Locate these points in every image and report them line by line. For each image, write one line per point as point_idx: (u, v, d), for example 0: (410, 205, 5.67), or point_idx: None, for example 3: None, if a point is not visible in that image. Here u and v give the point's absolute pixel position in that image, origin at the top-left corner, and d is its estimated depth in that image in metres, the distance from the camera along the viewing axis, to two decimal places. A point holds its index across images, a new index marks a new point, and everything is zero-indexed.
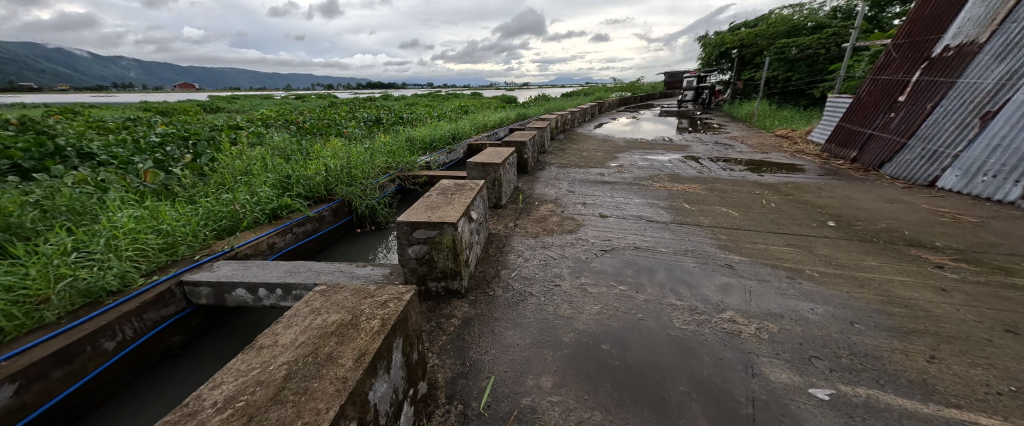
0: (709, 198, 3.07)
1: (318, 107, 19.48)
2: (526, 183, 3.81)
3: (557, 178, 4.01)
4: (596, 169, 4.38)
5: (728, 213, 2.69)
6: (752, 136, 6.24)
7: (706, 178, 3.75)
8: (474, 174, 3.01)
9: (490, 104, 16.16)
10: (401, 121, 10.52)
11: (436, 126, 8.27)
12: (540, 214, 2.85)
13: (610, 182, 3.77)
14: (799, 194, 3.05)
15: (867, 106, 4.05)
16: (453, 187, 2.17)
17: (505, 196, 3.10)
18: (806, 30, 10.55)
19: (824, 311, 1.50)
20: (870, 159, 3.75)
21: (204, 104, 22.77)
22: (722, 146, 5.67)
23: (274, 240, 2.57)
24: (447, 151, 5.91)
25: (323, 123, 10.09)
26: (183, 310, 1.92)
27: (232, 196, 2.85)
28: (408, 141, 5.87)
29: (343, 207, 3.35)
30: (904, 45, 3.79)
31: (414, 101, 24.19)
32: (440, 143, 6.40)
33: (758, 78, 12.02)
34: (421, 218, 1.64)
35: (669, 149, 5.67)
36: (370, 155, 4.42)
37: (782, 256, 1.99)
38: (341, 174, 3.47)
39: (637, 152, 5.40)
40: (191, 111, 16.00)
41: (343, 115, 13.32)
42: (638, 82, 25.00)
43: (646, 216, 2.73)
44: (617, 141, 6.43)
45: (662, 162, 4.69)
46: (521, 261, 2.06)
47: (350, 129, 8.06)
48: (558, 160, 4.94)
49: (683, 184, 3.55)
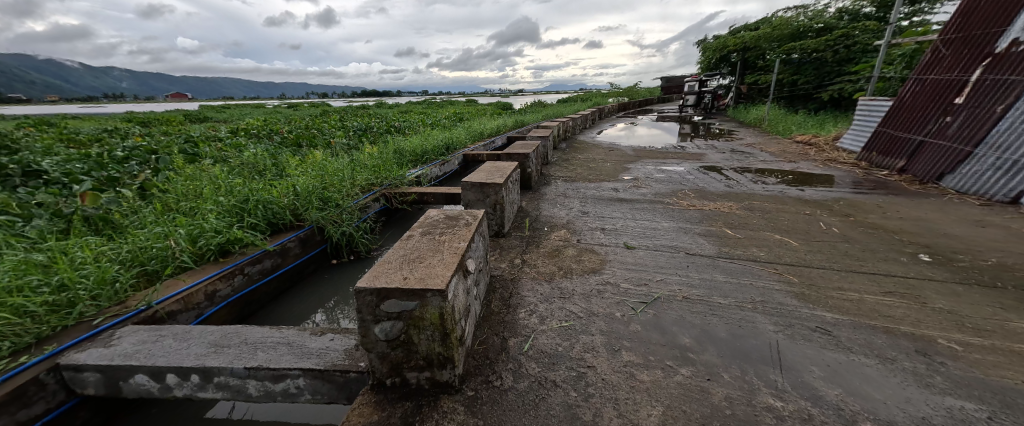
0: (752, 221, 2.57)
1: (310, 116, 19.04)
2: (531, 203, 3.29)
3: (566, 195, 3.49)
4: (609, 184, 3.89)
5: (785, 243, 2.18)
6: (770, 143, 5.81)
7: (738, 194, 3.25)
8: (471, 197, 2.48)
9: (486, 111, 15.76)
10: (395, 130, 10.04)
11: (429, 135, 7.77)
12: (552, 246, 2.33)
13: (628, 200, 3.26)
14: (859, 215, 2.55)
15: (914, 109, 3.61)
16: (442, 222, 1.65)
17: (508, 222, 2.59)
18: (813, 32, 10.26)
19: (1014, 424, 0.96)
20: (926, 170, 3.29)
21: (193, 114, 22.34)
22: (741, 155, 5.20)
23: (216, 287, 2.02)
24: (440, 164, 5.40)
25: (312, 132, 9.56)
26: (62, 405, 1.38)
27: (170, 228, 2.29)
28: (398, 154, 5.35)
29: (316, 235, 2.83)
30: (957, 41, 3.36)
31: (409, 108, 23.85)
32: (433, 155, 5.88)
33: (764, 82, 11.72)
34: (392, 282, 1.10)
35: (684, 158, 5.20)
36: (351, 170, 3.89)
37: (888, 312, 1.47)
38: (312, 196, 2.91)
39: (649, 162, 4.92)
40: (177, 122, 15.39)
41: (333, 124, 12.82)
42: (635, 88, 24.79)
43: (683, 248, 2.21)
44: (624, 150, 5.97)
45: (680, 174, 4.21)
46: (536, 324, 1.53)
47: (338, 140, 7.55)
48: (564, 173, 4.44)
49: (714, 202, 3.05)
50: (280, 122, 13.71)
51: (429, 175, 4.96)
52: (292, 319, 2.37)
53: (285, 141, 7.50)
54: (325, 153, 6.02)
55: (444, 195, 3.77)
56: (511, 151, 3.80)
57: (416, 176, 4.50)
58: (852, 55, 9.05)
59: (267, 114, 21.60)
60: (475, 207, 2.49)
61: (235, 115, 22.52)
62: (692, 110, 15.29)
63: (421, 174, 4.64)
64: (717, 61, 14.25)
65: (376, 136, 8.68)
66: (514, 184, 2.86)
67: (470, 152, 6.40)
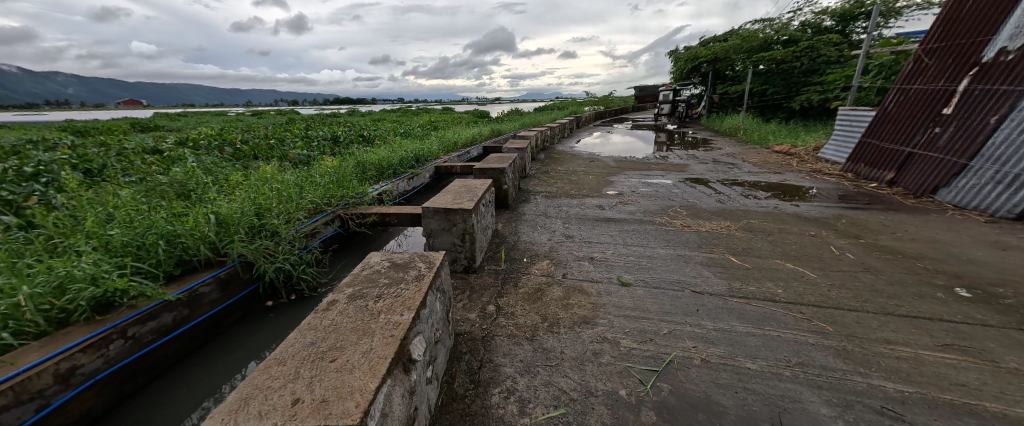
0: (757, 246, 2.27)
1: (273, 125, 17.98)
2: (509, 225, 2.90)
3: (548, 216, 3.12)
4: (593, 200, 3.56)
5: (801, 275, 1.88)
6: (750, 153, 5.73)
7: (731, 212, 3.00)
8: (433, 225, 2.05)
9: (462, 120, 15.36)
10: (364, 140, 9.45)
11: (398, 145, 7.26)
12: (533, 285, 1.93)
13: (616, 220, 2.93)
14: (869, 236, 2.32)
15: (900, 120, 3.52)
16: (384, 274, 1.21)
17: (480, 254, 2.17)
18: (778, 44, 10.61)
19: None
20: (918, 183, 3.16)
21: (141, 121, 20.60)
22: (725, 166, 5.04)
23: (76, 362, 1.47)
24: (408, 177, 4.94)
25: (271, 143, 8.79)
26: None
27: (26, 277, 1.71)
28: (359, 168, 4.84)
29: (245, 272, 2.31)
30: (940, 50, 3.31)
31: (382, 116, 23.15)
32: (401, 168, 5.39)
33: (734, 92, 12.03)
34: (269, 413, 0.66)
35: (667, 170, 4.98)
36: (299, 191, 3.37)
37: (960, 378, 1.15)
38: (239, 225, 2.40)
39: (633, 175, 4.66)
40: (123, 132, 14.02)
41: (296, 133, 12.01)
42: (610, 97, 25.18)
43: (687, 284, 1.87)
44: (605, 161, 5.71)
45: (667, 187, 3.96)
46: (513, 417, 1.10)
47: (297, 152, 6.94)
48: (544, 188, 4.09)
49: (710, 221, 2.76)
50: (239, 131, 12.73)
51: (395, 190, 4.49)
52: (197, 390, 1.84)
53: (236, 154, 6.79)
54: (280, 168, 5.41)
55: (409, 215, 3.32)
56: (485, 165, 3.40)
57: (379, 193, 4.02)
58: (817, 66, 9.37)
59: (226, 123, 20.16)
60: (440, 238, 2.06)
61: (190, 123, 21.00)
62: (666, 119, 15.54)
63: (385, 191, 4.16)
64: (688, 71, 14.56)
65: (342, 147, 8.07)
66: (488, 206, 2.45)
67: (443, 164, 5.96)
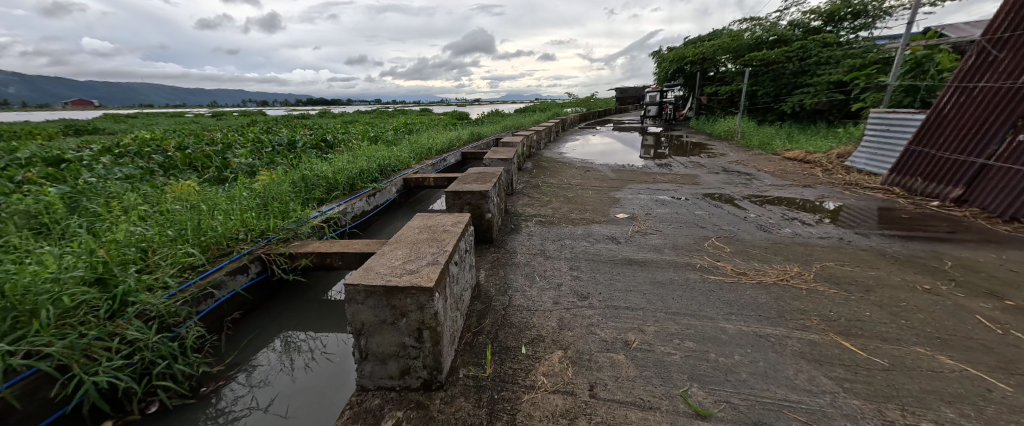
0: (868, 316, 1.52)
1: (230, 127, 16.44)
2: (495, 277, 2.06)
3: (547, 257, 2.30)
4: (602, 230, 2.78)
5: (991, 389, 1.12)
6: (761, 162, 5.15)
7: (788, 247, 2.27)
8: (365, 316, 1.17)
9: (439, 122, 14.40)
10: (325, 147, 8.37)
11: (362, 153, 6.29)
12: (544, 421, 1.09)
13: (641, 263, 2.15)
14: (1011, 293, 1.62)
15: (964, 125, 2.95)
16: None
17: (450, 351, 1.32)
18: (767, 44, 10.29)
19: None
20: (1000, 202, 2.57)
21: (77, 123, 18.51)
22: (739, 176, 4.41)
23: None
24: (366, 196, 4.02)
25: (212, 150, 7.58)
26: None
27: None
28: (302, 185, 3.88)
29: (47, 387, 1.32)
30: (1014, 41, 2.74)
31: (353, 118, 21.84)
32: (360, 183, 4.45)
33: (722, 93, 11.70)
34: None
35: (677, 181, 4.29)
36: (196, 228, 2.41)
37: None
38: (43, 300, 1.42)
39: (640, 190, 3.93)
40: (52, 137, 12.27)
41: (250, 137, 10.71)
42: (593, 99, 24.80)
43: (810, 411, 1.08)
44: (602, 171, 4.98)
45: (687, 206, 3.24)
46: None
47: (240, 162, 5.87)
48: (538, 211, 3.28)
49: (771, 266, 2.02)
50: (187, 136, 11.28)
51: (347, 213, 3.57)
52: None
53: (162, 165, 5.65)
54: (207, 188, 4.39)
55: (356, 254, 2.45)
56: (459, 185, 2.55)
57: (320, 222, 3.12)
58: (807, 67, 9.06)
59: (177, 125, 18.41)
60: (378, 337, 1.18)
61: (134, 125, 18.99)
62: (652, 121, 15.16)
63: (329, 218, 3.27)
64: (673, 72, 14.18)
65: (299, 154, 7.02)
66: (464, 260, 1.62)
67: (414, 175, 5.05)
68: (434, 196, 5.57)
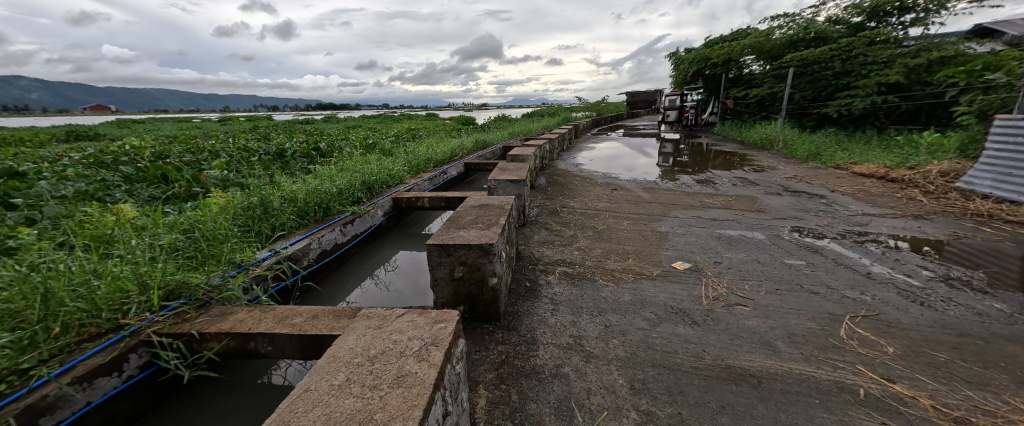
0: None
1: (230, 132, 15.99)
2: (504, 410, 1.18)
3: (587, 358, 1.41)
4: (660, 294, 1.88)
5: None
6: (828, 180, 4.23)
7: (993, 346, 1.36)
8: None
9: (444, 127, 13.66)
10: (317, 156, 7.65)
11: (351, 165, 5.50)
12: None
13: (753, 381, 1.25)
14: None
15: None
16: None
17: None
18: (804, 43, 9.34)
19: None
20: None
21: (77, 128, 18.37)
22: (811, 199, 3.50)
23: None
24: (339, 227, 3.21)
25: (192, 160, 6.88)
26: None
27: None
28: (259, 213, 3.11)
29: None
30: None
31: (356, 123, 21.37)
32: (337, 206, 3.64)
33: (751, 97, 10.77)
34: None
35: (733, 206, 3.41)
36: (53, 298, 1.60)
37: None
38: None
39: (691, 219, 3.05)
40: (44, 143, 11.86)
41: (244, 143, 10.08)
42: (603, 102, 23.96)
43: None
44: (633, 190, 4.12)
45: (767, 250, 2.36)
46: None
47: (210, 176, 5.13)
48: (561, 255, 2.42)
49: (1009, 404, 1.10)
50: (176, 142, 10.61)
51: (312, 249, 2.82)
52: None
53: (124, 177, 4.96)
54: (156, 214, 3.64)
55: (293, 337, 1.62)
56: (449, 232, 1.70)
57: (266, 268, 2.38)
58: (853, 67, 8.10)
59: (179, 131, 18.19)
60: None
61: (136, 130, 18.80)
62: (671, 127, 14.23)
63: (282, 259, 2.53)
64: (693, 75, 13.27)
65: (284, 164, 6.29)
66: None
67: (406, 194, 4.24)
68: (430, 218, 4.76)
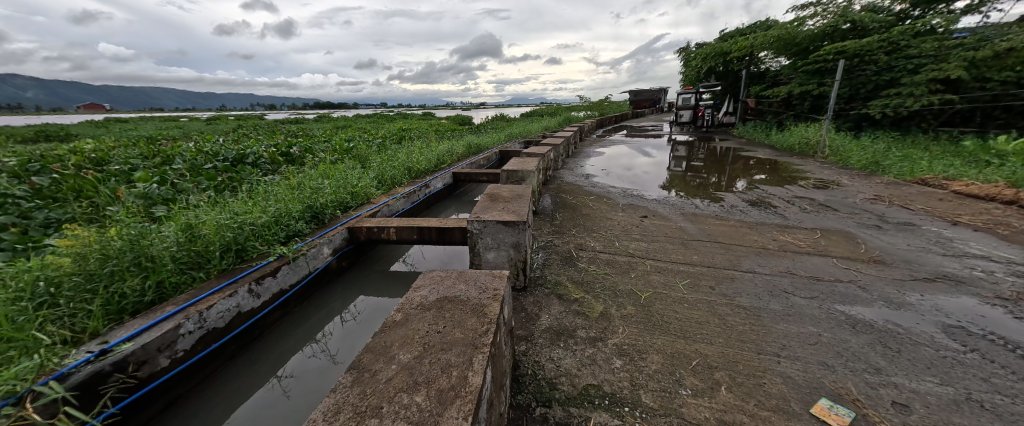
0: None
1: (210, 132, 14.87)
2: None
3: None
4: None
5: None
6: (930, 204, 3.16)
7: None
8: None
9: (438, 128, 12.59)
10: (283, 161, 6.55)
11: (310, 177, 4.42)
12: None
13: None
14: None
15: None
16: None
17: None
18: (839, 34, 8.27)
19: None
20: None
21: (47, 126, 17.26)
22: (938, 240, 2.44)
23: None
24: (248, 288, 2.13)
25: (131, 167, 5.78)
26: None
27: None
28: (122, 267, 2.04)
29: None
30: None
31: (347, 122, 20.24)
32: (259, 246, 2.58)
33: (775, 95, 9.71)
34: None
35: (828, 249, 2.35)
36: None
37: None
38: None
39: (782, 279, 1.99)
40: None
41: (212, 145, 8.96)
42: (607, 102, 22.87)
43: None
44: (672, 220, 3.06)
45: (970, 369, 1.29)
46: None
47: None
48: (593, 373, 1.35)
49: None
50: (138, 144, 9.50)
51: (182, 337, 1.76)
52: None
53: (26, 189, 3.28)
54: (12, 259, 2.45)
55: None
56: None
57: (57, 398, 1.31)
58: (902, 60, 7.02)
59: (157, 130, 17.01)
60: None
61: (112, 129, 17.69)
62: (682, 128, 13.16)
63: (106, 369, 1.47)
64: (708, 71, 12.20)
65: (236, 174, 5.18)
66: None
67: (367, 222, 3.17)
68: (402, 249, 3.69)
